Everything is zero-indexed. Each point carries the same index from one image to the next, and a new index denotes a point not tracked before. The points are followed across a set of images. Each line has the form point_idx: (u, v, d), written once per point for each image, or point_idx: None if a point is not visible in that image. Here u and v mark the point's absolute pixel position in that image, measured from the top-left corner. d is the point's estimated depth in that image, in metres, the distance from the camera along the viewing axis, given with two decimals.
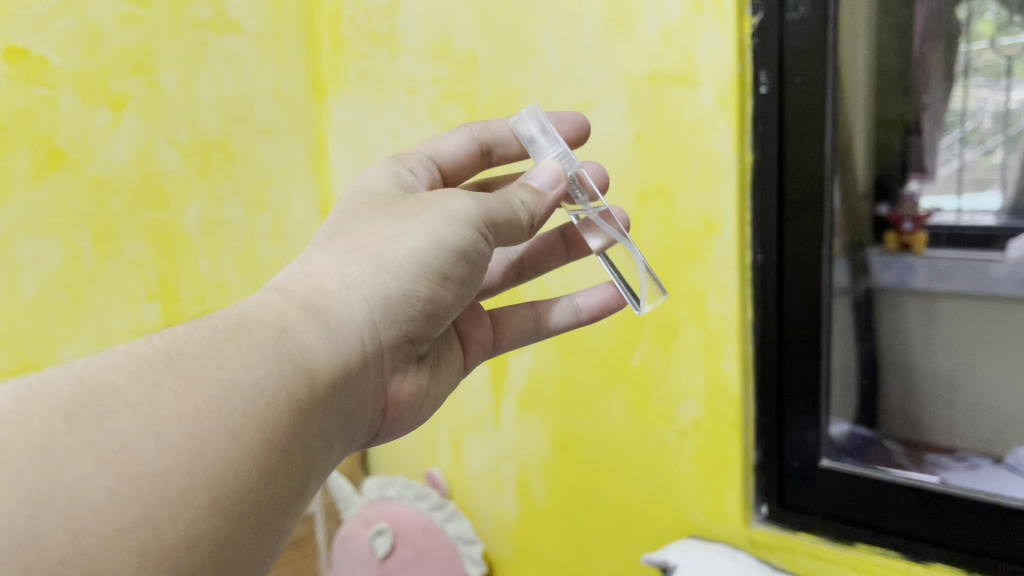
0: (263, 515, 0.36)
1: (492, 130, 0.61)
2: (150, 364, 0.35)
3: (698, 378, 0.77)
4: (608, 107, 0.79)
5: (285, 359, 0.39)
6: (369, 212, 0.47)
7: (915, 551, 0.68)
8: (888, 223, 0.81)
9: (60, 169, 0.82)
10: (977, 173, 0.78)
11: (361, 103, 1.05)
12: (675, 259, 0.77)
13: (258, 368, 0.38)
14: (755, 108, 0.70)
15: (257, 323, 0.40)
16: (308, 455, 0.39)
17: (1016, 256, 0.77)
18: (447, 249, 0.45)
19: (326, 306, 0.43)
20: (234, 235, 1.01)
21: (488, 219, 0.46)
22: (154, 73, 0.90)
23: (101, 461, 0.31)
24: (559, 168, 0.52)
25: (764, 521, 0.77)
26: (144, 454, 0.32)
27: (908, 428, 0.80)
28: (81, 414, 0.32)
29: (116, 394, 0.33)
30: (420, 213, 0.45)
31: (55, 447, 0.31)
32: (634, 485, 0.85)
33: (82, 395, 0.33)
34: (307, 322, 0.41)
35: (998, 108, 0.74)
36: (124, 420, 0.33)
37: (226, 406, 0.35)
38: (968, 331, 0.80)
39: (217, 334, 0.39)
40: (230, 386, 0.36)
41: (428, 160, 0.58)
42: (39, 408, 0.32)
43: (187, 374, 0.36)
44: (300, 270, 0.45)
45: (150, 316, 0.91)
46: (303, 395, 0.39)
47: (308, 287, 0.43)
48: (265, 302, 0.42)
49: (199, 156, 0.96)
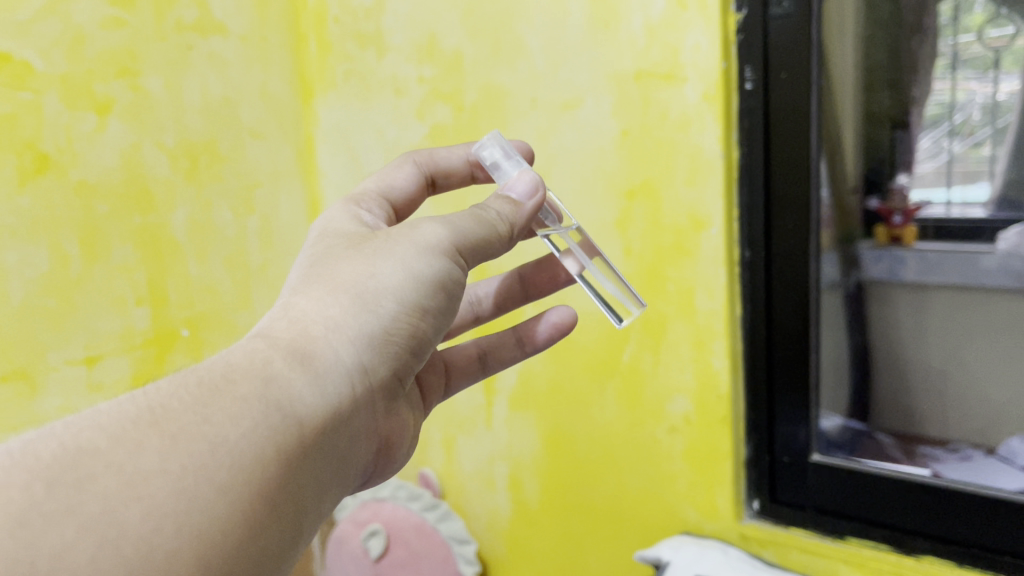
0: (253, 567, 0.35)
1: (436, 159, 0.62)
2: (133, 425, 0.34)
3: (687, 374, 0.78)
4: (594, 104, 0.79)
5: (271, 409, 0.37)
6: (343, 251, 0.46)
7: (907, 544, 0.69)
8: (877, 217, 0.81)
9: (46, 174, 0.81)
10: (967, 165, 0.78)
11: (348, 103, 1.05)
12: (664, 256, 0.77)
13: (245, 420, 0.36)
14: (739, 104, 0.70)
15: (243, 373, 0.38)
16: (296, 503, 0.37)
17: (1005, 248, 0.78)
18: (424, 283, 0.45)
19: (312, 351, 0.41)
20: (223, 238, 1.01)
21: (465, 242, 0.47)
22: (139, 76, 0.90)
23: (82, 529, 0.30)
24: (536, 179, 0.53)
25: (755, 516, 0.78)
26: (128, 517, 0.31)
27: (899, 420, 0.79)
28: (62, 480, 0.31)
29: (97, 456, 0.32)
30: (393, 247, 0.45)
31: (34, 517, 0.29)
32: (625, 482, 0.85)
33: (63, 460, 0.31)
34: (294, 369, 0.40)
35: (986, 100, 0.77)
36: (104, 483, 0.31)
37: (214, 463, 0.34)
38: (963, 322, 0.81)
39: (201, 388, 0.37)
40: (216, 441, 0.34)
41: (382, 198, 0.58)
42: (20, 475, 0.30)
43: (172, 433, 0.34)
44: (283, 313, 0.43)
45: (139, 320, 0.91)
46: (291, 442, 0.37)
47: (292, 333, 0.41)
48: (250, 350, 0.40)
49: (186, 158, 0.95)
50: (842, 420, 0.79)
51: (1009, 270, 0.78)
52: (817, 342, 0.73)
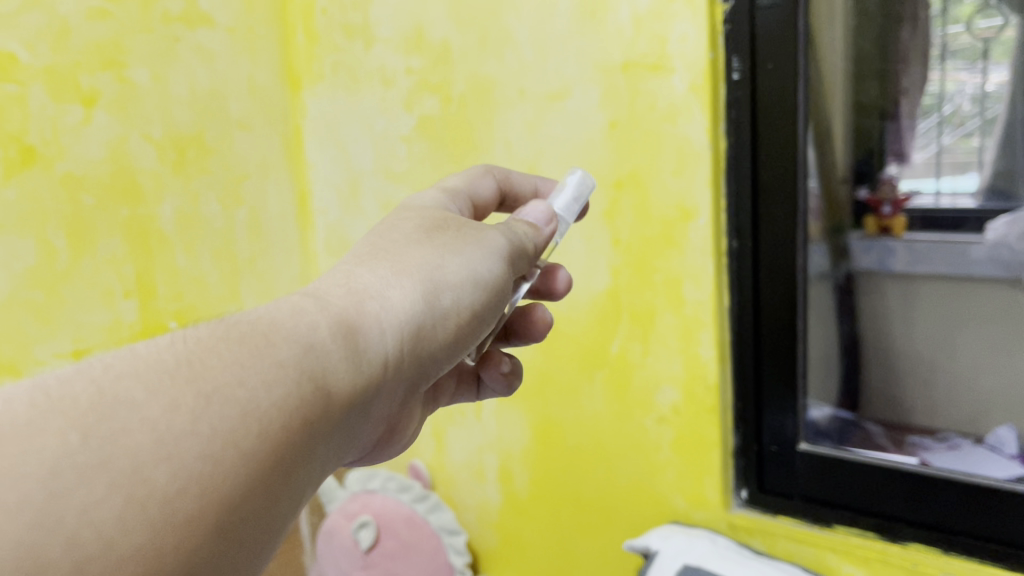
0: (261, 544, 0.32)
1: (512, 180, 0.63)
2: (170, 379, 0.31)
3: (676, 365, 0.78)
4: (581, 95, 0.79)
5: (306, 379, 0.35)
6: (408, 236, 0.45)
7: (893, 531, 0.69)
8: (864, 207, 0.82)
9: (32, 167, 0.81)
10: (956, 156, 0.79)
11: (336, 94, 1.05)
12: (652, 247, 0.77)
13: (278, 387, 0.33)
14: (727, 94, 0.70)
15: (285, 335, 0.36)
16: (307, 479, 0.35)
17: (993, 238, 0.78)
18: (474, 291, 0.44)
19: (362, 324, 0.39)
20: (211, 230, 1.00)
21: (504, 262, 0.47)
22: (125, 67, 0.89)
23: (113, 486, 0.27)
24: (548, 208, 0.53)
25: (744, 505, 0.78)
26: (156, 477, 0.28)
27: (889, 409, 0.80)
28: (97, 431, 0.28)
29: (133, 408, 0.29)
30: (453, 249, 0.45)
31: (66, 469, 0.26)
32: (614, 471, 0.85)
33: (100, 408, 0.29)
34: (340, 343, 0.37)
35: (975, 91, 0.76)
36: (136, 438, 0.28)
37: (242, 430, 0.31)
38: (946, 311, 0.82)
39: (242, 346, 0.34)
40: (249, 405, 0.32)
41: (467, 199, 0.57)
42: (56, 421, 0.28)
43: (207, 392, 0.31)
44: (342, 279, 0.42)
45: (127, 313, 0.90)
46: (318, 419, 0.35)
47: (347, 301, 0.40)
48: (297, 310, 0.38)
49: (173, 151, 0.95)
50: (832, 409, 0.79)
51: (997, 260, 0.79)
52: (805, 332, 0.73)
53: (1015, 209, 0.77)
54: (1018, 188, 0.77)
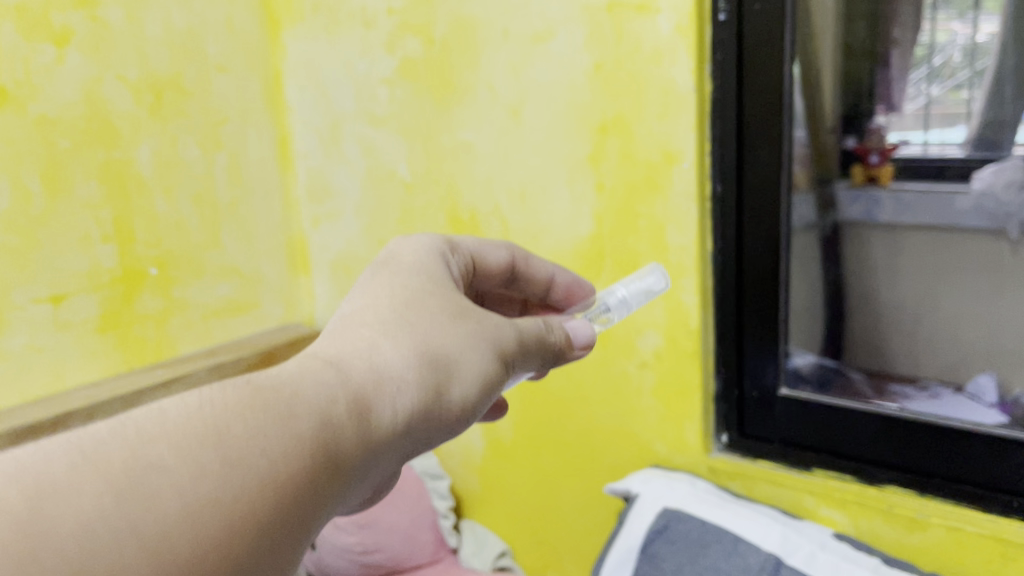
0: None
1: (530, 262, 0.55)
2: (197, 444, 0.27)
3: (658, 310, 0.78)
4: (566, 36, 0.78)
5: (315, 467, 0.30)
6: (433, 300, 0.39)
7: (869, 474, 0.70)
8: (852, 156, 0.78)
9: (4, 109, 0.79)
10: (945, 108, 0.72)
11: (316, 36, 1.02)
12: (636, 191, 0.76)
13: (282, 474, 0.28)
14: (713, 35, 0.69)
15: (305, 408, 0.30)
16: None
17: (981, 187, 0.73)
18: (489, 383, 0.39)
19: (376, 403, 0.33)
20: (189, 175, 0.98)
21: (523, 355, 0.42)
22: (98, 6, 0.87)
23: (143, 550, 0.24)
24: (592, 335, 0.47)
25: (723, 450, 0.79)
26: (178, 547, 0.24)
27: (869, 358, 0.81)
28: (131, 491, 0.24)
29: (163, 473, 0.25)
30: (478, 328, 0.39)
31: (102, 528, 0.23)
32: (596, 416, 0.86)
33: (131, 467, 0.25)
34: (352, 420, 0.32)
35: (967, 42, 0.69)
36: (165, 501, 0.25)
37: (235, 528, 0.26)
38: (931, 262, 0.79)
39: (263, 415, 0.29)
40: (260, 483, 0.27)
41: (469, 258, 0.50)
42: (89, 478, 0.24)
43: (230, 459, 0.27)
44: (364, 347, 0.35)
45: (106, 259, 0.89)
46: (303, 529, 0.29)
47: (367, 377, 0.34)
48: (313, 376, 0.32)
49: (150, 94, 0.93)
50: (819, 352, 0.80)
51: (985, 210, 0.74)
52: (788, 278, 0.73)
53: (1002, 159, 0.70)
54: (1006, 138, 0.70)
